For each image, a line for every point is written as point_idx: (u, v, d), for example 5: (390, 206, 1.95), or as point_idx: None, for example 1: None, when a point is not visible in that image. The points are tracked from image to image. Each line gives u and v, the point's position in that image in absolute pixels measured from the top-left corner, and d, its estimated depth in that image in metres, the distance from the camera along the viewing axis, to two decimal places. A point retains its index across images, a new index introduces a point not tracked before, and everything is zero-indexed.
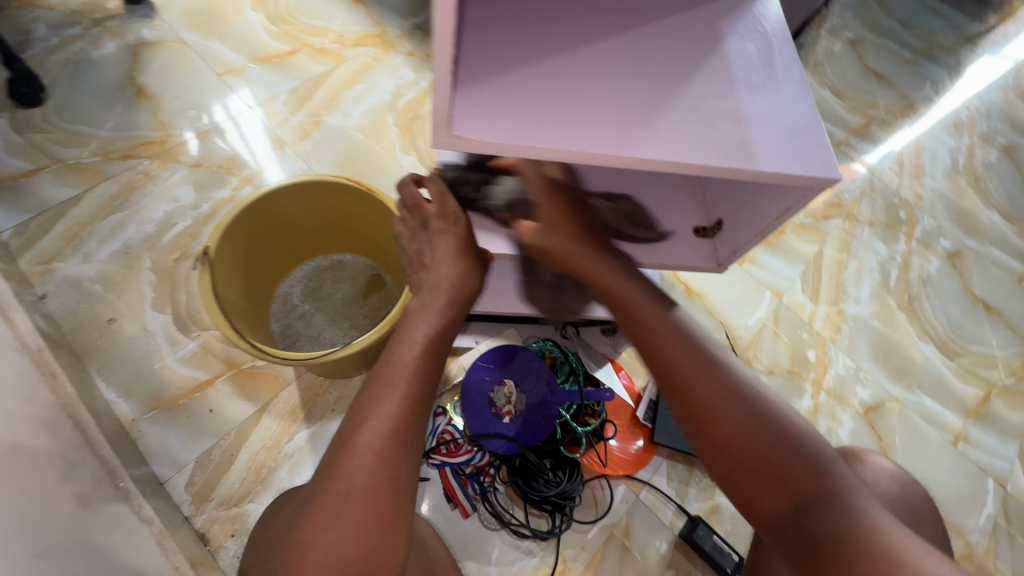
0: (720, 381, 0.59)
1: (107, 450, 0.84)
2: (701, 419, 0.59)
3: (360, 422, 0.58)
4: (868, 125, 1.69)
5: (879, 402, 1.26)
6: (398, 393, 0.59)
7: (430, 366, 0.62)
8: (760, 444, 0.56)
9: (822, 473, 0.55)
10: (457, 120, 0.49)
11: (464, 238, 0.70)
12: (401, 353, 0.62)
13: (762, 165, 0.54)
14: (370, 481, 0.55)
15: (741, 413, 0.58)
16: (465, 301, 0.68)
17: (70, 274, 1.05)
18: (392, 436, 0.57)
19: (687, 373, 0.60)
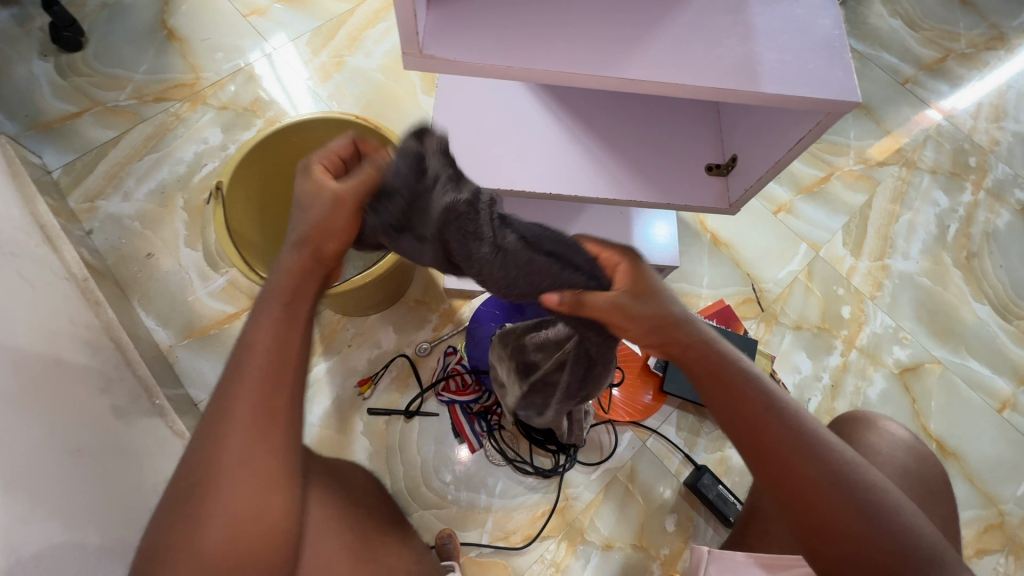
0: (852, 493, 0.53)
1: (144, 370, 0.92)
2: (802, 512, 0.53)
3: (220, 404, 0.49)
4: (943, 60, 1.49)
5: (917, 363, 1.18)
6: (257, 375, 0.49)
7: (297, 318, 0.53)
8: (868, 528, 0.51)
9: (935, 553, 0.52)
10: (429, 40, 0.47)
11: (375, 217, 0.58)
12: (257, 313, 0.52)
13: (765, 86, 0.49)
14: (242, 475, 0.47)
15: (836, 490, 0.52)
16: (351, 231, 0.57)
17: (112, 212, 1.13)
18: (254, 414, 0.48)
19: (823, 490, 0.52)
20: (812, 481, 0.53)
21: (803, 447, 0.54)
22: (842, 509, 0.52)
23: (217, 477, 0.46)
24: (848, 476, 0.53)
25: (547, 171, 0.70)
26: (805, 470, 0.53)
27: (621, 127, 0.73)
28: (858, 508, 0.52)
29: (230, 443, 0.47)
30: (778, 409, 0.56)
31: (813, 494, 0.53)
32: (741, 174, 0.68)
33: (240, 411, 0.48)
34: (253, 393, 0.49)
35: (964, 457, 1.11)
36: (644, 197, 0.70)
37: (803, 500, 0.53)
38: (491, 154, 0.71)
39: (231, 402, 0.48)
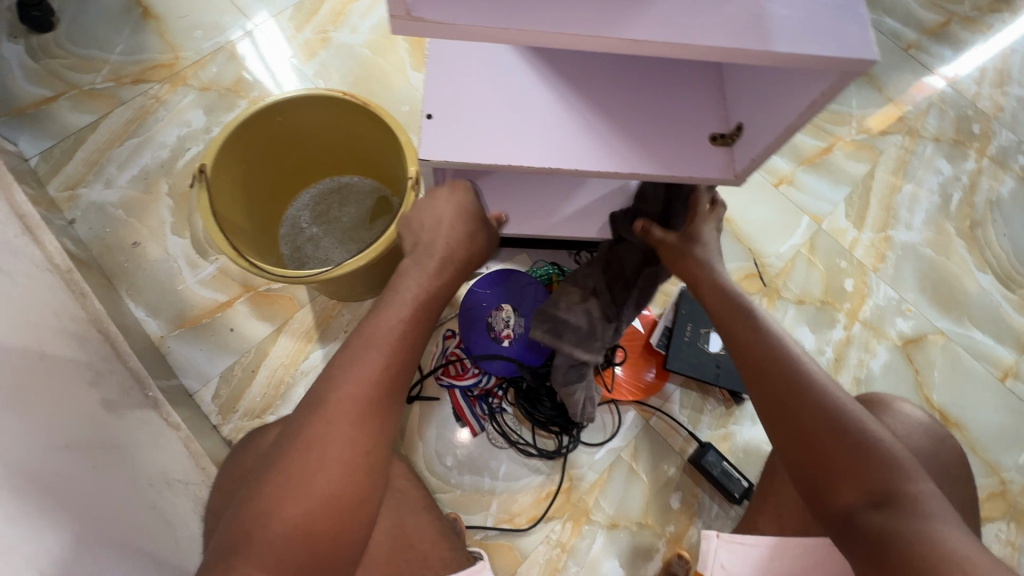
0: (842, 431, 0.58)
1: (135, 362, 0.89)
2: (795, 443, 0.60)
3: (331, 394, 0.59)
4: (947, 24, 1.45)
5: (920, 335, 1.17)
6: (374, 363, 0.61)
7: (417, 327, 0.66)
8: (851, 466, 0.56)
9: (928, 505, 0.53)
10: (417, 1, 0.43)
11: (476, 207, 0.77)
12: (385, 318, 0.65)
13: (779, 45, 0.46)
14: (345, 451, 0.57)
15: (823, 429, 0.59)
16: (459, 267, 0.74)
17: (94, 200, 1.09)
18: (365, 404, 0.59)
19: (815, 412, 0.59)
20: (805, 412, 0.60)
21: (804, 389, 0.61)
22: (831, 447, 0.58)
23: (321, 459, 0.55)
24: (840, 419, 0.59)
25: (544, 143, 0.67)
26: (802, 407, 0.60)
27: (621, 95, 0.69)
28: (840, 441, 0.57)
29: (333, 431, 0.57)
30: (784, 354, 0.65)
31: (800, 431, 0.60)
32: (747, 143, 0.66)
33: (352, 404, 0.58)
34: (369, 390, 0.60)
35: (966, 427, 1.11)
36: (647, 169, 0.67)
37: (787, 417, 0.61)
38: (485, 127, 0.67)
39: (345, 395, 0.59)
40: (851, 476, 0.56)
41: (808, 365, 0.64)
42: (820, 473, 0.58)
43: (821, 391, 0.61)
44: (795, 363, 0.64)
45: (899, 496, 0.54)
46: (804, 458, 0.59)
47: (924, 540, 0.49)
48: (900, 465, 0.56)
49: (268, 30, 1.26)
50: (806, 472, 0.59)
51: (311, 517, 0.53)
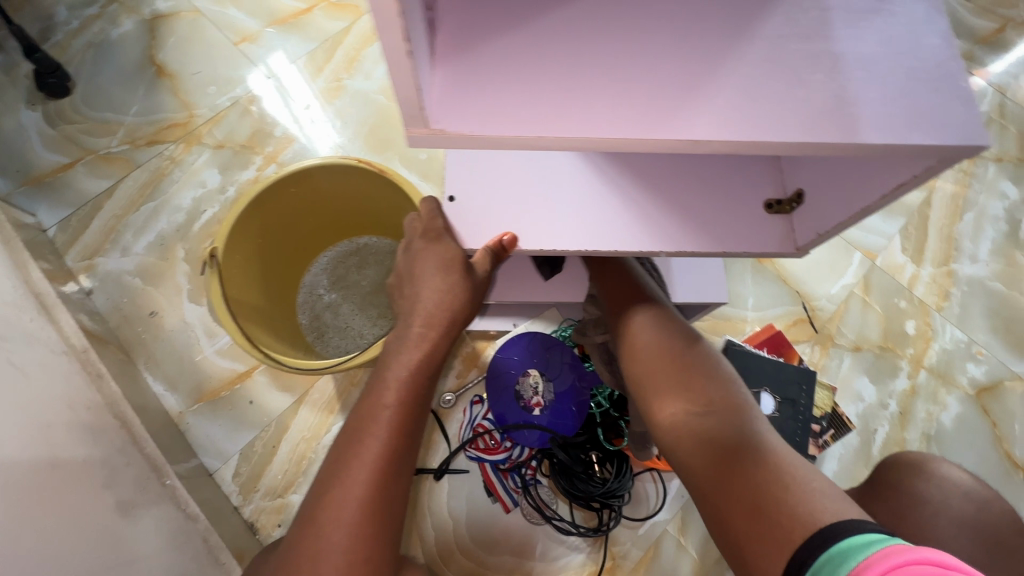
0: (690, 368, 0.62)
1: (152, 448, 0.86)
2: (649, 370, 0.64)
3: (322, 502, 0.49)
4: (1002, 31, 1.32)
5: (995, 382, 1.06)
6: (371, 452, 0.51)
7: (410, 411, 0.54)
8: (705, 398, 0.59)
9: (757, 431, 0.55)
10: (438, 110, 0.38)
11: (455, 252, 0.59)
12: (373, 403, 0.54)
13: (867, 136, 0.38)
14: (342, 569, 0.46)
15: (671, 362, 0.63)
16: (450, 329, 0.60)
17: (112, 268, 1.07)
18: (368, 506, 0.49)
19: (661, 353, 0.65)
20: (643, 343, 0.66)
21: (662, 329, 0.67)
22: (665, 369, 0.63)
23: None
24: (687, 357, 0.64)
25: (579, 223, 0.60)
26: (647, 341, 0.66)
27: (663, 162, 0.62)
28: (686, 373, 0.62)
29: (321, 550, 0.47)
30: (651, 301, 0.70)
31: (656, 361, 0.64)
32: (810, 215, 0.58)
33: (349, 512, 0.48)
34: (361, 498, 0.49)
35: None
36: (697, 246, 0.59)
37: (636, 347, 0.66)
38: (514, 207, 0.61)
39: (336, 504, 0.49)
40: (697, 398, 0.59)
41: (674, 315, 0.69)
42: (658, 399, 0.61)
43: (677, 334, 0.66)
44: (659, 322, 0.67)
45: (736, 422, 0.56)
46: (646, 382, 0.63)
47: (749, 447, 0.53)
48: (725, 386, 0.61)
49: (290, 73, 1.23)
50: (643, 390, 0.63)
51: None
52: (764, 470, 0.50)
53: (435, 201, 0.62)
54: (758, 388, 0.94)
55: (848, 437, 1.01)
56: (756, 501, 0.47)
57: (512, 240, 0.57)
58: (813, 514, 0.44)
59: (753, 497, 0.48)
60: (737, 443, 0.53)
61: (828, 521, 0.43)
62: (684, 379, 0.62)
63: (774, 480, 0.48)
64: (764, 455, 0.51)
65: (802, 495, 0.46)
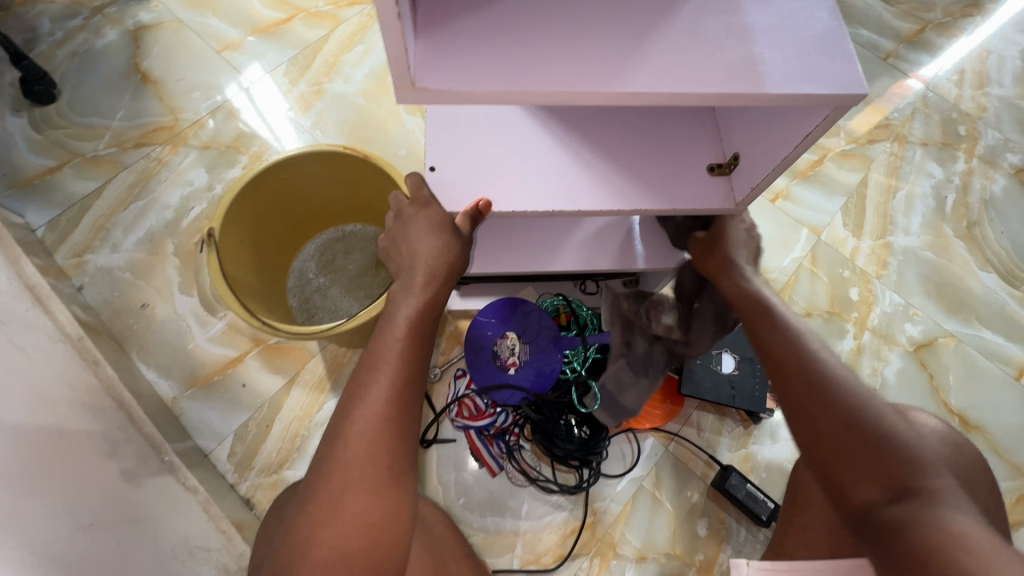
0: (876, 445, 0.52)
1: (150, 427, 0.89)
2: (824, 452, 0.54)
3: (346, 418, 0.56)
4: (922, 31, 1.47)
5: (930, 339, 1.17)
6: (385, 380, 0.58)
7: (417, 345, 0.61)
8: (900, 478, 0.50)
9: (960, 511, 0.46)
10: (421, 72, 0.45)
11: (443, 213, 0.67)
12: (385, 338, 0.61)
13: (772, 87, 0.47)
14: (365, 469, 0.53)
15: (854, 446, 0.53)
16: (448, 278, 0.68)
17: (102, 264, 1.10)
18: (385, 418, 0.56)
19: (836, 421, 0.54)
20: (824, 420, 0.55)
21: (822, 389, 0.57)
22: (848, 459, 0.53)
23: (347, 483, 0.53)
24: (866, 424, 0.53)
25: (548, 188, 0.69)
26: (819, 412, 0.56)
27: (617, 133, 0.71)
28: (871, 455, 0.52)
29: (349, 456, 0.54)
30: (809, 362, 0.60)
31: (833, 438, 0.54)
32: (745, 173, 0.67)
33: (367, 428, 0.55)
34: (381, 413, 0.56)
35: (987, 429, 1.10)
36: (651, 204, 0.68)
37: (810, 431, 0.56)
38: (489, 176, 0.69)
39: (359, 418, 0.55)
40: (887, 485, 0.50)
41: (848, 376, 0.58)
42: (848, 488, 0.52)
43: (854, 399, 0.55)
44: (809, 370, 0.59)
45: (927, 499, 0.47)
46: (828, 472, 0.54)
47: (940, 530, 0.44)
48: (918, 462, 0.50)
49: (265, 84, 1.29)
50: (832, 478, 0.54)
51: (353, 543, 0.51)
52: (950, 545, 0.42)
53: (419, 174, 0.70)
54: (719, 349, 1.03)
55: None
56: None
57: (488, 205, 0.65)
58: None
59: None
60: (928, 528, 0.45)
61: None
62: (868, 459, 0.52)
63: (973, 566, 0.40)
64: (957, 533, 0.43)
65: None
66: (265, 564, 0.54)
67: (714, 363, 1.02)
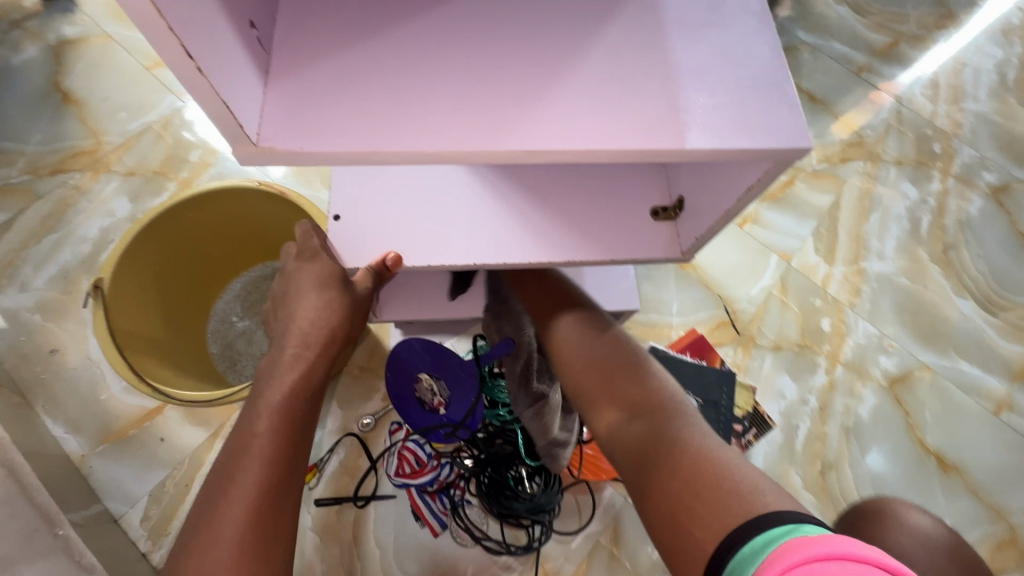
0: (633, 378, 0.59)
1: (45, 496, 0.79)
2: (583, 385, 0.61)
3: (187, 560, 0.42)
4: (895, 44, 1.42)
5: (905, 372, 1.11)
6: (239, 495, 0.44)
7: (289, 440, 0.48)
8: (639, 399, 0.57)
9: (689, 424, 0.52)
10: (268, 127, 0.37)
11: (332, 268, 0.56)
12: (243, 436, 0.47)
13: (698, 141, 0.40)
14: None
15: (620, 381, 0.59)
16: (331, 345, 0.55)
17: (7, 305, 1.00)
18: (237, 556, 0.42)
19: (592, 360, 0.62)
20: (575, 362, 0.63)
21: (601, 338, 0.64)
22: (591, 385, 0.61)
23: None
24: (629, 365, 0.61)
25: (470, 238, 0.61)
26: (580, 353, 0.64)
27: (551, 174, 0.63)
28: (624, 384, 0.59)
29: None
30: (581, 315, 0.68)
31: (591, 373, 0.61)
32: (690, 219, 0.60)
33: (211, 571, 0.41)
34: (232, 546, 0.42)
35: (965, 469, 1.04)
36: (586, 254, 0.60)
37: (572, 369, 0.64)
38: (405, 225, 0.61)
39: (202, 559, 0.41)
40: (630, 404, 0.56)
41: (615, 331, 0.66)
42: (595, 409, 0.59)
43: (610, 346, 0.63)
44: (583, 334, 0.66)
45: (662, 415, 0.53)
46: (583, 399, 0.61)
47: (665, 436, 0.50)
48: (662, 390, 0.57)
49: None
50: (583, 405, 0.61)
51: None
52: (673, 451, 0.48)
53: (311, 223, 0.59)
54: None
55: (772, 434, 1.05)
56: (673, 490, 0.45)
57: (397, 259, 0.57)
58: (744, 505, 0.41)
59: (674, 492, 0.45)
60: (655, 437, 0.51)
61: (758, 511, 0.40)
62: (612, 386, 0.59)
63: (686, 467, 0.46)
64: (678, 439, 0.49)
65: (710, 481, 0.44)
66: None
67: None
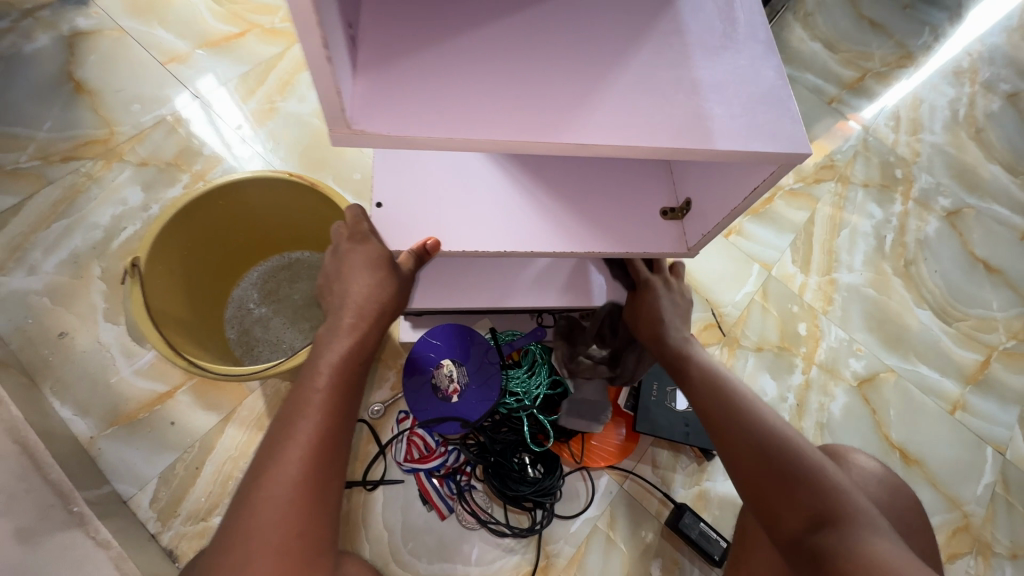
0: (802, 475, 0.58)
1: (58, 473, 0.80)
2: (750, 478, 0.60)
3: (257, 483, 0.50)
4: (862, 79, 1.56)
5: (872, 374, 1.21)
6: (302, 437, 0.52)
7: (343, 395, 0.56)
8: (816, 502, 0.56)
9: (873, 533, 0.52)
10: (358, 112, 0.41)
11: (382, 251, 0.63)
12: (306, 388, 0.55)
13: (719, 143, 0.47)
14: (273, 544, 0.48)
15: (797, 484, 0.57)
16: (379, 320, 0.62)
17: (15, 288, 1.00)
18: (299, 487, 0.50)
19: (754, 450, 0.60)
20: (742, 452, 0.61)
21: (759, 427, 0.62)
22: (760, 477, 0.59)
23: (251, 560, 0.47)
24: (796, 459, 0.59)
25: (499, 229, 0.66)
26: (740, 442, 0.62)
27: (571, 174, 0.70)
28: (795, 484, 0.57)
29: (257, 528, 0.48)
30: (723, 397, 0.67)
31: (760, 470, 0.59)
32: (697, 218, 0.67)
33: (278, 496, 0.49)
34: (295, 476, 0.50)
35: (925, 462, 1.14)
36: (603, 247, 0.67)
37: (738, 462, 0.61)
38: (438, 214, 0.66)
39: (270, 484, 0.49)
40: (809, 506, 0.56)
41: (769, 414, 0.64)
42: (771, 513, 0.58)
43: (770, 432, 0.61)
44: (749, 421, 0.63)
45: (845, 527, 0.53)
46: (750, 494, 0.60)
47: (859, 555, 0.50)
48: (837, 493, 0.56)
49: (219, 97, 1.23)
50: (757, 503, 0.59)
51: None
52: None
53: (359, 207, 0.64)
54: (674, 386, 1.03)
55: None
56: None
57: (436, 244, 0.63)
58: None
59: None
60: (848, 551, 0.50)
61: None
62: (789, 486, 0.58)
63: None
64: (873, 556, 0.49)
65: None
66: None
67: (668, 401, 1.02)
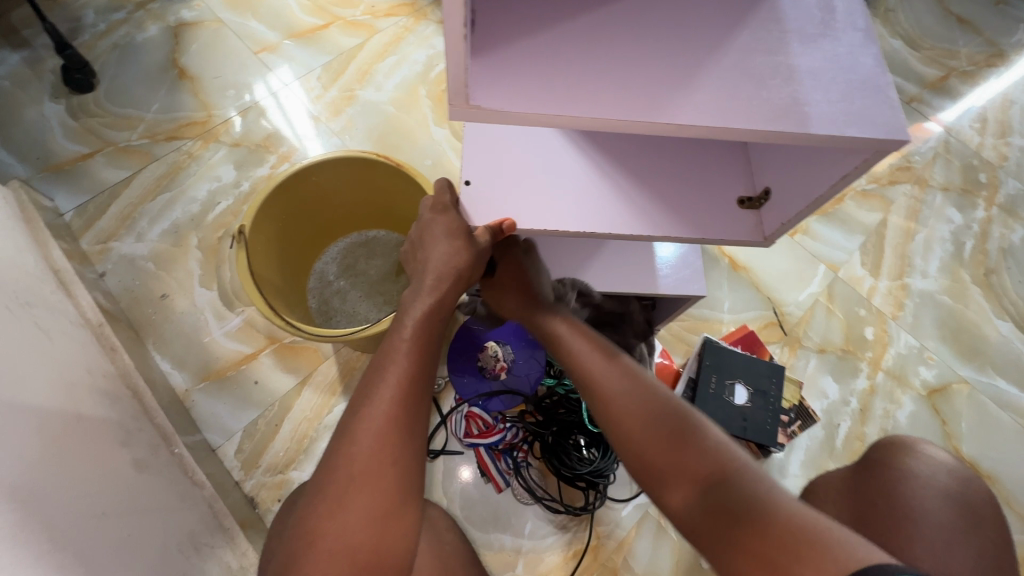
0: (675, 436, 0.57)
1: (162, 418, 0.89)
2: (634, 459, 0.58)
3: (355, 417, 0.56)
4: (946, 78, 1.49)
5: (944, 384, 1.16)
6: (393, 376, 0.58)
7: (427, 345, 0.62)
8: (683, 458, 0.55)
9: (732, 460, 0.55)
10: (476, 89, 0.46)
11: (461, 221, 0.68)
12: (392, 339, 0.62)
13: (815, 128, 0.48)
14: (370, 468, 0.53)
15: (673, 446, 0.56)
16: (457, 282, 0.67)
17: (125, 253, 1.12)
18: (392, 419, 0.55)
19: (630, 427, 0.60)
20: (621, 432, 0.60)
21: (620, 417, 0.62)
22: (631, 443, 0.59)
23: (353, 480, 0.52)
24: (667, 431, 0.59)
25: (577, 210, 0.69)
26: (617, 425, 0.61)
27: (648, 164, 0.71)
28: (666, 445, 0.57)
29: (355, 452, 0.53)
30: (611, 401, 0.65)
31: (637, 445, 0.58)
32: (775, 208, 0.68)
33: (375, 425, 0.55)
34: (385, 412, 0.55)
35: (998, 479, 1.09)
36: (679, 231, 0.68)
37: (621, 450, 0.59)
38: (520, 193, 0.70)
39: (366, 418, 0.55)
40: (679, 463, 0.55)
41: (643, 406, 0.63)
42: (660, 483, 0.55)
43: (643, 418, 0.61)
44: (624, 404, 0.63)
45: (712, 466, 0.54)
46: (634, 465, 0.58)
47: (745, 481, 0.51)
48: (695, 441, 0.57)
49: (302, 83, 1.31)
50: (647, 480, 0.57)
51: (359, 539, 0.51)
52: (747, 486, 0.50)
53: (447, 180, 0.71)
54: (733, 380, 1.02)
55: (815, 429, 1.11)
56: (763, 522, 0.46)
57: (512, 224, 0.67)
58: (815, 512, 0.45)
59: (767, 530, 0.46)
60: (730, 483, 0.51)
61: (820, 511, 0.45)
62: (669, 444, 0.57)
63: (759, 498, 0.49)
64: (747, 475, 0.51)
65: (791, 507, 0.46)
66: (271, 560, 0.55)
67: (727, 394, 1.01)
